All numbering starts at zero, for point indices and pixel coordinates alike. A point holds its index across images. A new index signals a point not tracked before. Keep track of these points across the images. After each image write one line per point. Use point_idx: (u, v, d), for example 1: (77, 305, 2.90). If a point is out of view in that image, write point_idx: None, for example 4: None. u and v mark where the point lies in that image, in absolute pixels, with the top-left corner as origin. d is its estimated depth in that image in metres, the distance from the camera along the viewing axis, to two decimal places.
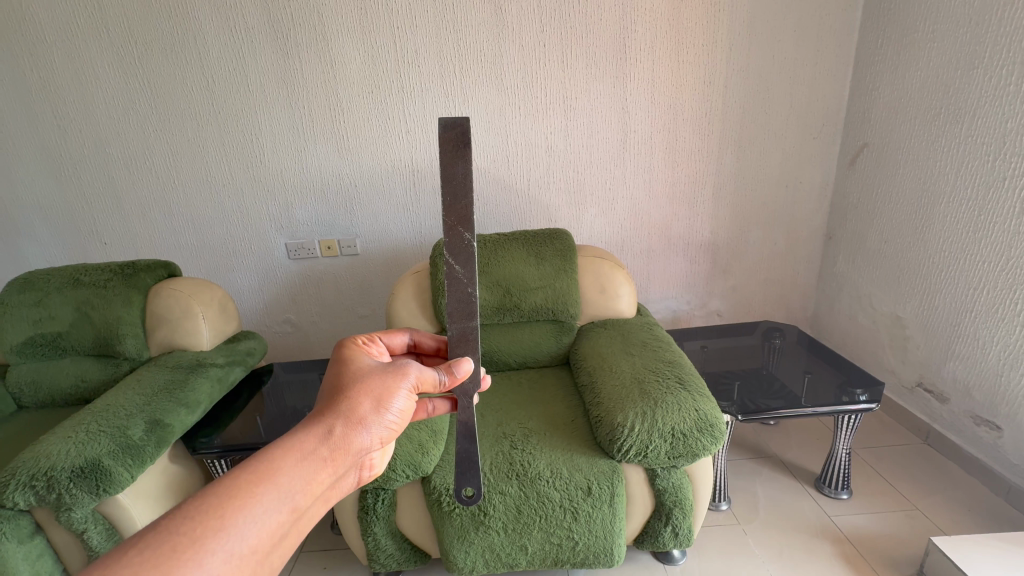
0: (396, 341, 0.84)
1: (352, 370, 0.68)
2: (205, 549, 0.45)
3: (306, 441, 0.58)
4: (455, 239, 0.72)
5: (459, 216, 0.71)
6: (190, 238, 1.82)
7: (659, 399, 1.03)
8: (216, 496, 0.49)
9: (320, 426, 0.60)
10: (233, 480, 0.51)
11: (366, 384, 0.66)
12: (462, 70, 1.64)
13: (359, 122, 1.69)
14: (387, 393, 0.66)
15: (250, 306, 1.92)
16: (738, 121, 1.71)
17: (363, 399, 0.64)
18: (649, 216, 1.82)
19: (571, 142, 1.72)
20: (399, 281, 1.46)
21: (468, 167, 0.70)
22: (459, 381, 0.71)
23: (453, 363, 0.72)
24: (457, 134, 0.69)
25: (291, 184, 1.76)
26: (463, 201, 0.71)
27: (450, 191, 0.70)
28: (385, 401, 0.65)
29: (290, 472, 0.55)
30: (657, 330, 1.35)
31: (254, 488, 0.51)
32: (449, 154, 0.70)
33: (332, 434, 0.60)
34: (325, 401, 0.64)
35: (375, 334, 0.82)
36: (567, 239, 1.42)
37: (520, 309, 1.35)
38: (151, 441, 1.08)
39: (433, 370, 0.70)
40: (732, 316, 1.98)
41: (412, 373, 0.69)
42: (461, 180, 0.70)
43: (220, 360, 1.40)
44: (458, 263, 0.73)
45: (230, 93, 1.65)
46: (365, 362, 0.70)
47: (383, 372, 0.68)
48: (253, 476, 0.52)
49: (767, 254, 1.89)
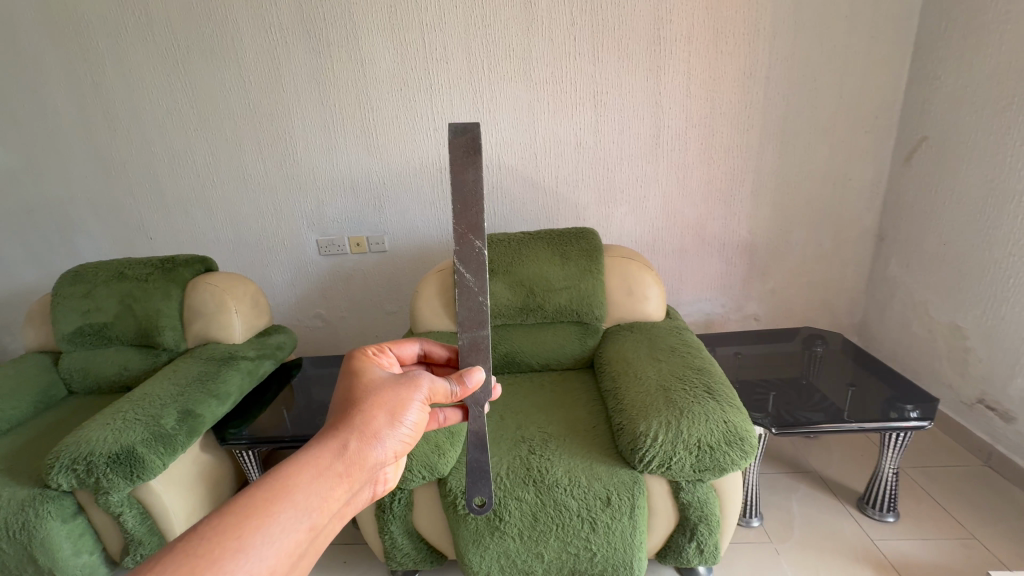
0: (407, 352, 0.89)
1: (363, 385, 0.71)
2: (226, 568, 0.48)
3: (322, 458, 0.61)
4: (466, 248, 0.77)
5: (469, 226, 0.76)
6: (227, 234, 1.89)
7: (685, 408, 0.97)
8: (235, 515, 0.52)
9: (335, 442, 0.63)
10: (253, 499, 0.53)
11: (379, 398, 0.69)
12: (491, 66, 1.62)
13: (388, 120, 1.70)
14: (399, 406, 0.69)
15: (283, 301, 1.97)
16: (781, 114, 1.61)
17: (377, 414, 0.67)
18: (683, 214, 1.75)
19: (602, 139, 1.68)
20: (422, 280, 1.45)
21: (478, 174, 0.74)
22: (471, 390, 0.74)
23: (464, 373, 0.75)
24: (468, 140, 0.74)
25: (323, 182, 1.79)
26: (473, 211, 0.75)
27: (461, 202, 0.75)
28: (397, 415, 0.68)
29: (307, 488, 0.58)
30: (689, 336, 1.29)
31: (273, 506, 0.54)
32: (461, 161, 0.74)
33: (346, 449, 0.63)
34: (339, 417, 0.66)
35: (386, 344, 0.86)
36: (594, 239, 1.37)
37: (543, 310, 1.33)
38: (182, 430, 1.13)
39: (444, 381, 0.74)
40: (771, 321, 1.88)
41: (423, 385, 0.73)
42: (471, 187, 0.74)
43: (251, 354, 1.44)
44: (469, 271, 0.78)
45: (265, 93, 1.69)
46: (376, 376, 0.73)
47: (395, 385, 0.71)
48: (272, 494, 0.55)
49: (810, 256, 1.78)
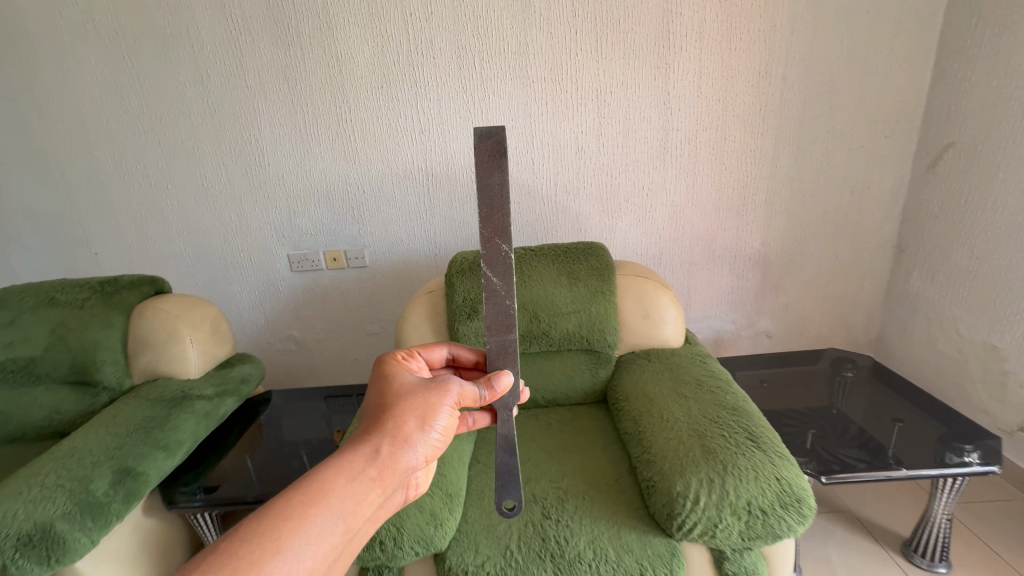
0: (435, 355, 0.90)
1: (394, 390, 0.72)
2: (263, 571, 0.50)
3: (355, 463, 0.63)
4: (492, 250, 0.77)
5: (496, 228, 0.76)
6: (185, 249, 1.67)
7: (729, 461, 0.82)
8: (273, 518, 0.54)
9: (367, 446, 0.64)
10: (290, 502, 0.56)
11: (409, 403, 0.70)
12: (484, 62, 1.46)
13: (368, 120, 1.52)
14: (428, 412, 0.70)
15: (250, 323, 1.76)
16: (798, 117, 1.49)
17: (407, 420, 0.68)
18: (692, 225, 1.62)
19: (605, 143, 1.53)
20: (411, 300, 1.28)
21: (504, 177, 0.75)
22: (499, 393, 0.75)
23: (492, 377, 0.76)
24: (494, 143, 0.75)
25: (294, 189, 1.60)
26: (499, 212, 0.76)
27: (486, 204, 0.76)
28: (427, 420, 0.69)
29: (342, 491, 0.60)
30: (715, 366, 1.14)
31: (309, 509, 0.56)
32: (486, 164, 0.75)
33: (378, 454, 0.64)
34: (372, 421, 0.68)
35: (416, 349, 0.88)
36: (605, 255, 1.22)
37: (549, 337, 1.17)
38: (117, 496, 0.93)
39: (473, 385, 0.75)
40: (783, 338, 1.76)
41: (452, 390, 0.73)
42: (496, 191, 0.76)
43: (210, 393, 1.24)
44: (495, 273, 0.77)
45: (226, 89, 1.49)
46: (407, 381, 0.74)
47: (424, 390, 0.72)
48: (308, 497, 0.57)
49: (826, 269, 1.66)
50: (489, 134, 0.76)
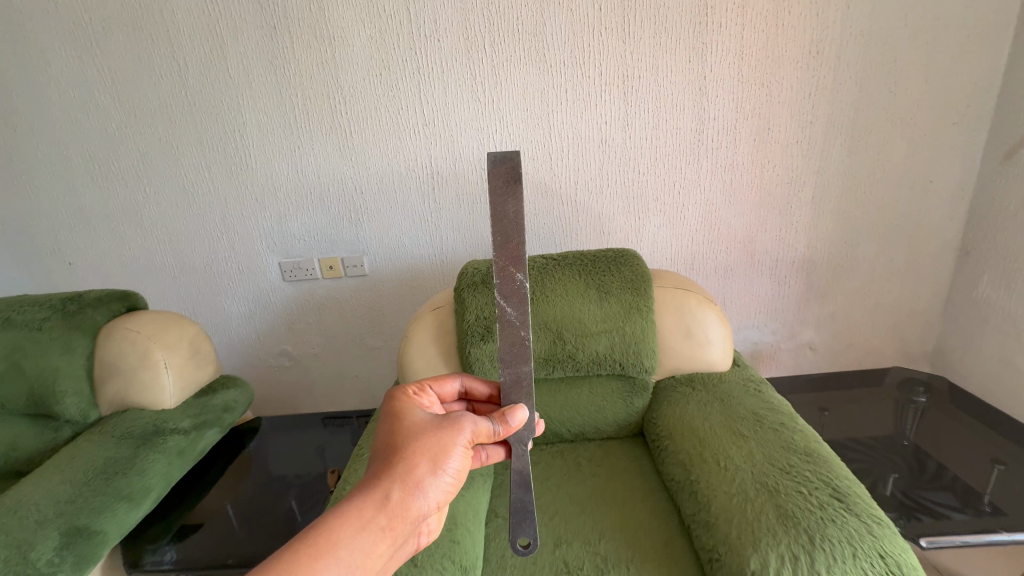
0: (447, 389, 0.81)
1: (404, 427, 0.64)
2: None
3: (363, 511, 0.57)
4: (507, 282, 0.69)
5: (510, 258, 0.68)
6: (167, 258, 1.52)
7: (815, 530, 0.66)
8: (276, 572, 0.50)
9: (376, 492, 0.58)
10: (294, 556, 0.51)
11: (421, 443, 0.63)
12: (494, 45, 1.29)
13: (365, 112, 1.35)
14: (441, 452, 0.63)
15: (240, 338, 1.61)
16: (852, 103, 1.31)
17: (419, 462, 0.61)
18: (728, 226, 1.44)
19: (631, 135, 1.35)
20: (414, 318, 1.11)
21: (519, 205, 0.67)
22: (516, 430, 0.67)
23: (507, 411, 0.69)
24: (509, 168, 0.66)
25: (284, 190, 1.44)
26: (514, 242, 0.68)
27: (501, 232, 0.68)
28: (440, 462, 0.62)
29: (349, 543, 0.55)
30: (774, 396, 0.97)
31: (313, 564, 0.52)
32: (500, 190, 0.67)
33: (388, 501, 0.58)
34: (381, 462, 0.61)
35: (425, 382, 0.79)
36: (640, 265, 1.05)
37: (576, 361, 1.00)
38: (65, 565, 0.78)
39: (488, 420, 0.68)
40: (829, 350, 1.58)
41: (466, 427, 0.66)
42: (511, 220, 0.67)
43: (187, 427, 1.09)
44: (510, 305, 0.70)
45: (207, 80, 1.33)
46: (418, 417, 0.67)
47: (436, 427, 0.64)
48: (314, 550, 0.53)
49: (879, 274, 1.49)
50: (504, 159, 0.67)
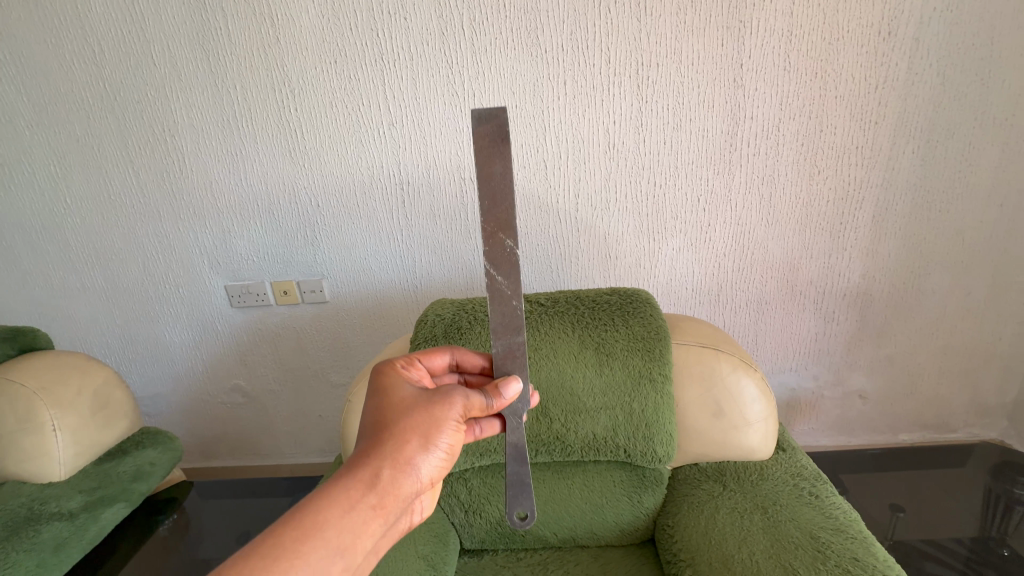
0: (438, 363, 0.67)
1: (392, 400, 0.53)
2: None
3: (351, 490, 0.46)
4: (495, 247, 0.59)
5: (500, 222, 0.58)
6: (97, 280, 1.30)
7: None
8: (255, 559, 0.40)
9: (363, 469, 0.47)
10: (276, 539, 0.42)
11: (411, 417, 0.51)
12: (475, 23, 1.02)
13: (319, 109, 1.11)
14: (435, 426, 0.51)
15: (185, 371, 1.39)
16: (932, 98, 1.03)
17: (410, 436, 0.50)
18: (765, 251, 1.17)
19: (647, 136, 1.09)
20: (360, 377, 0.87)
21: (508, 166, 0.57)
22: (508, 404, 0.57)
23: (500, 382, 0.57)
24: (495, 127, 0.57)
25: (226, 202, 1.20)
26: (504, 206, 0.58)
27: (488, 194, 0.58)
28: (433, 437, 0.51)
29: (338, 524, 0.45)
30: (838, 504, 0.71)
31: (299, 547, 0.42)
32: (484, 151, 0.57)
33: (378, 478, 0.48)
34: (367, 437, 0.50)
35: (414, 355, 0.65)
36: (657, 317, 0.79)
37: (566, 445, 0.76)
38: None
39: (481, 393, 0.56)
40: (885, 400, 1.30)
41: (459, 401, 0.54)
42: (500, 182, 0.57)
43: (74, 508, 0.88)
44: (501, 274, 0.59)
45: (128, 68, 1.10)
46: (405, 390, 0.55)
47: (428, 400, 0.53)
48: (299, 532, 0.43)
49: (952, 311, 1.20)
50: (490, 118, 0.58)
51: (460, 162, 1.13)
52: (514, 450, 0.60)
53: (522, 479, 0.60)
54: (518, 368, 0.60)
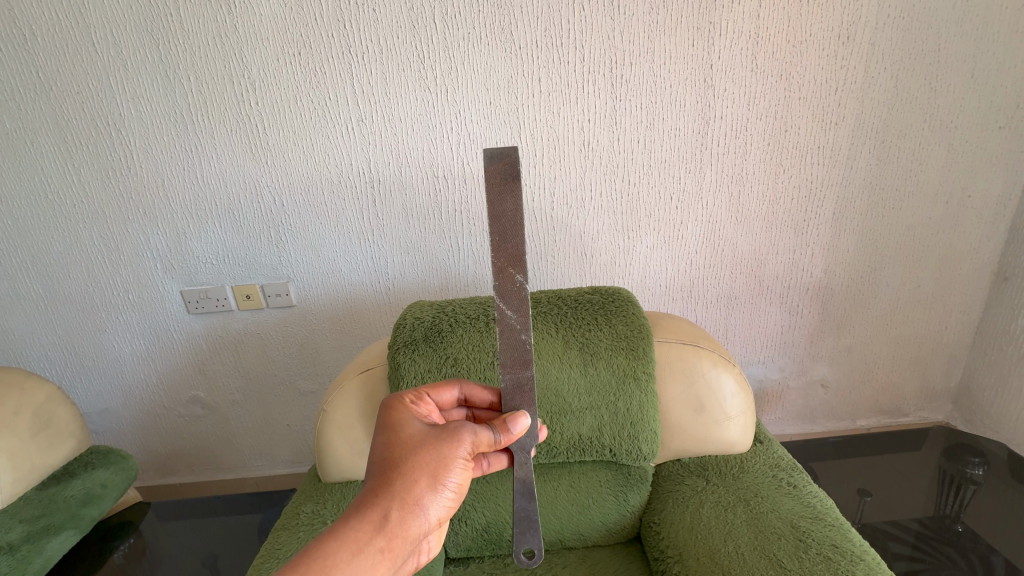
0: (446, 398, 0.65)
1: (401, 437, 0.51)
2: None
3: (359, 532, 0.44)
4: (504, 283, 0.59)
5: (510, 257, 0.58)
6: (34, 287, 1.19)
7: None
8: None
9: (372, 511, 0.45)
10: None
11: (419, 455, 0.49)
12: (448, 17, 0.99)
13: (284, 103, 1.05)
14: (444, 465, 0.50)
15: (138, 384, 1.29)
16: (886, 100, 1.08)
17: (419, 476, 0.48)
18: (734, 247, 1.20)
19: (621, 136, 1.09)
20: (337, 383, 0.83)
21: (519, 204, 0.58)
22: (517, 440, 0.56)
23: (508, 417, 0.56)
24: (506, 166, 0.58)
25: (182, 203, 1.12)
26: (515, 242, 0.58)
27: (497, 230, 0.58)
28: (442, 476, 0.49)
29: (344, 570, 0.42)
30: (815, 493, 0.73)
31: None
32: (496, 189, 0.58)
33: (387, 520, 0.45)
34: (376, 476, 0.48)
35: (422, 390, 0.63)
36: (639, 315, 0.79)
37: (551, 446, 0.75)
38: None
39: (488, 428, 0.55)
40: (844, 389, 1.37)
41: (467, 438, 0.52)
42: (511, 220, 0.58)
43: (15, 540, 0.81)
44: (511, 309, 0.59)
45: (66, 55, 1.01)
46: (413, 425, 0.53)
47: (437, 437, 0.51)
48: None
49: (905, 302, 1.27)
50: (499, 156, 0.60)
51: (433, 159, 1.10)
52: (522, 486, 0.59)
53: (528, 516, 0.59)
54: (525, 405, 0.60)
